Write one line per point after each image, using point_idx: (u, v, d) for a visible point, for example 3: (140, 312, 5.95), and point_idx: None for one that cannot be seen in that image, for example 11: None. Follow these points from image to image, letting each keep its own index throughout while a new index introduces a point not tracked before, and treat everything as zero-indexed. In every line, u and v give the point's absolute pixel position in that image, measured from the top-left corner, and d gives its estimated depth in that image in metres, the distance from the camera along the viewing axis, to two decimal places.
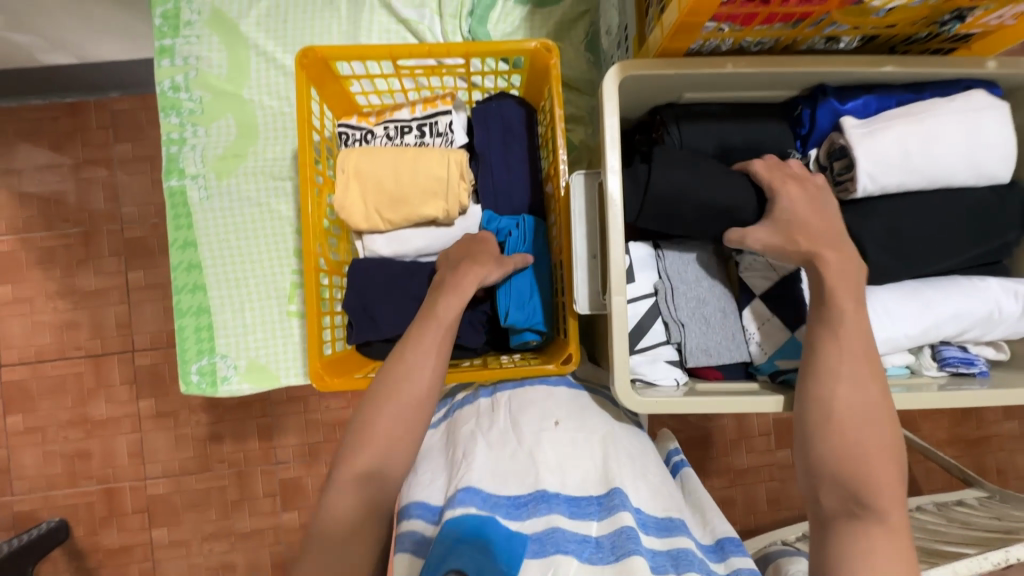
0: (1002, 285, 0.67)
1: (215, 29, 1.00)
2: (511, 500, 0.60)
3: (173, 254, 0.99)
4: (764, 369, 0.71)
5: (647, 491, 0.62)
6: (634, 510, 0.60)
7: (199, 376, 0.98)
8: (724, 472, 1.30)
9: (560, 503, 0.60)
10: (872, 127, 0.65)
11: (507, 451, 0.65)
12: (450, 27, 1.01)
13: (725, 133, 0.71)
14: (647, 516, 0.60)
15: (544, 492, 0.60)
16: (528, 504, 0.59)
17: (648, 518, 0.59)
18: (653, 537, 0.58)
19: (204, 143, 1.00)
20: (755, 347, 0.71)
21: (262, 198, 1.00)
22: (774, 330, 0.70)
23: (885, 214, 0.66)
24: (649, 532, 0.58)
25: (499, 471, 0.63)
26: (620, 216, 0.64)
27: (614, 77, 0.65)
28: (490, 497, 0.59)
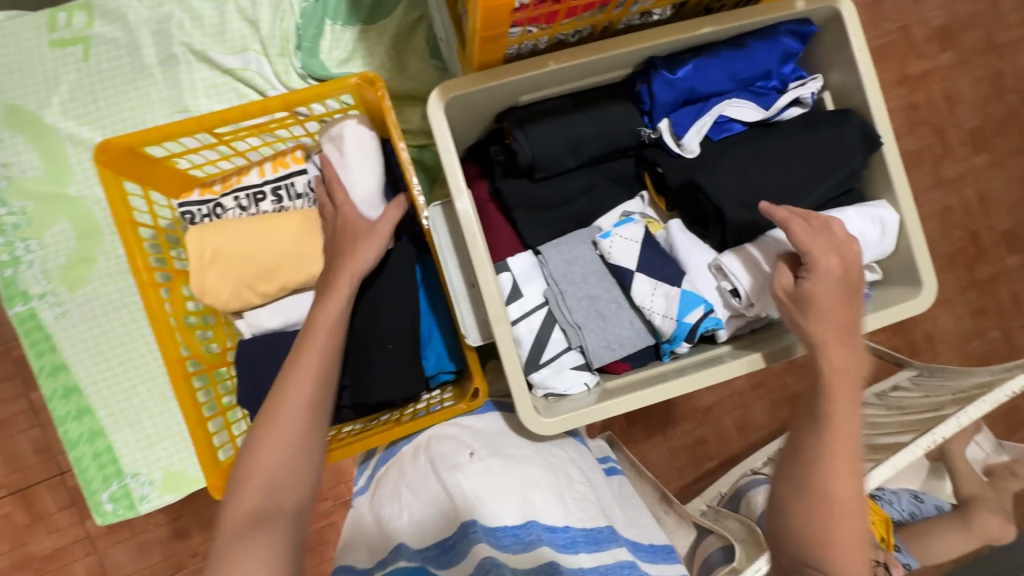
0: (860, 212, 0.68)
1: (16, 129, 0.89)
2: (439, 546, 0.61)
3: (43, 384, 0.89)
4: (677, 336, 0.69)
5: (574, 506, 0.62)
6: (559, 528, 0.60)
7: (113, 503, 0.90)
8: (692, 415, 1.34)
9: (479, 533, 0.58)
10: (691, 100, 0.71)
11: (431, 497, 0.64)
12: (281, 66, 0.94)
13: (572, 127, 0.69)
14: (575, 531, 0.60)
15: (467, 527, 0.58)
16: (453, 549, 0.59)
17: (576, 534, 0.60)
18: (582, 553, 0.58)
19: (42, 256, 0.90)
20: (659, 318, 0.68)
21: (125, 298, 0.91)
22: (668, 294, 0.69)
23: (734, 172, 0.68)
24: (578, 550, 0.58)
25: (426, 524, 0.63)
26: (480, 244, 0.62)
27: (437, 103, 0.61)
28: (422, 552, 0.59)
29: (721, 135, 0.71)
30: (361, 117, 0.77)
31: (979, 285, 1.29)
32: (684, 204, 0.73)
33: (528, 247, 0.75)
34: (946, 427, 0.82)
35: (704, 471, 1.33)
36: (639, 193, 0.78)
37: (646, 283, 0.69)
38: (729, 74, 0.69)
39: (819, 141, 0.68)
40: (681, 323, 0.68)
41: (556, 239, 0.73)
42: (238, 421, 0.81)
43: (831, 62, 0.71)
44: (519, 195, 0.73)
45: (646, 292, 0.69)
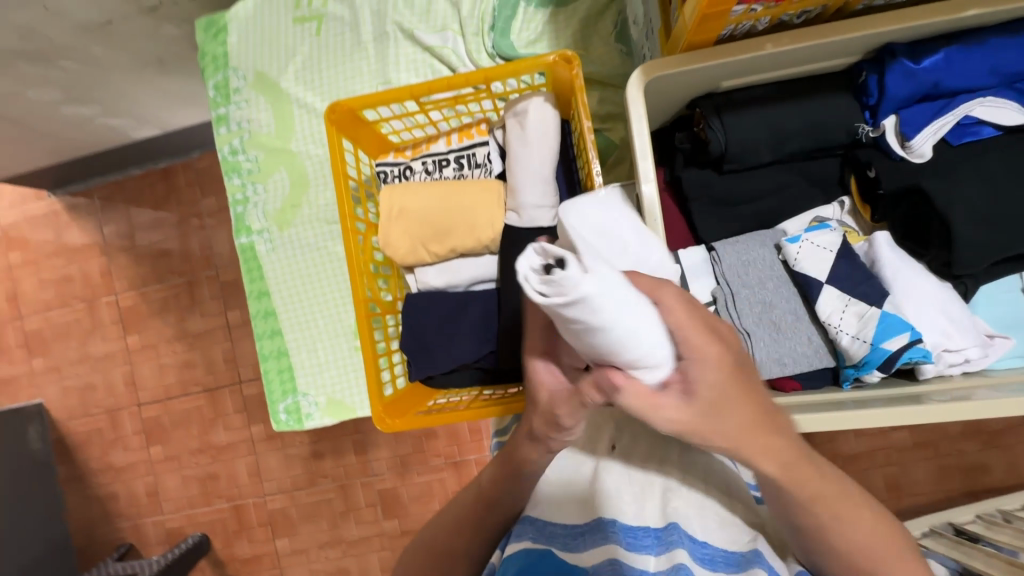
0: None
1: (260, 90, 1.07)
2: (568, 529, 0.60)
3: (251, 304, 1.07)
4: (868, 363, 0.60)
5: (715, 521, 0.58)
6: (699, 541, 0.56)
7: (287, 414, 1.06)
8: (832, 459, 1.20)
9: (618, 532, 0.56)
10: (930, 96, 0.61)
11: (564, 476, 0.64)
12: (474, 45, 1.00)
13: (777, 118, 0.63)
14: (714, 550, 0.56)
15: (602, 521, 0.57)
16: (584, 535, 0.58)
17: (716, 552, 0.56)
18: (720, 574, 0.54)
19: (264, 199, 1.07)
20: (847, 339, 0.61)
21: (319, 243, 1.06)
22: (863, 314, 0.61)
23: (975, 186, 0.59)
24: (716, 569, 0.55)
25: (557, 503, 0.62)
26: (660, 229, 0.60)
27: (638, 82, 0.60)
28: (547, 528, 0.60)
29: (961, 139, 0.61)
30: (548, 94, 0.79)
31: None
32: (899, 216, 0.64)
33: (700, 242, 0.72)
34: None
35: None
36: (839, 199, 0.70)
37: (836, 298, 0.62)
38: (990, 67, 0.57)
39: None
40: (877, 349, 0.59)
41: (735, 238, 0.69)
42: (396, 365, 0.90)
43: None
44: (700, 185, 0.69)
45: (834, 309, 0.62)
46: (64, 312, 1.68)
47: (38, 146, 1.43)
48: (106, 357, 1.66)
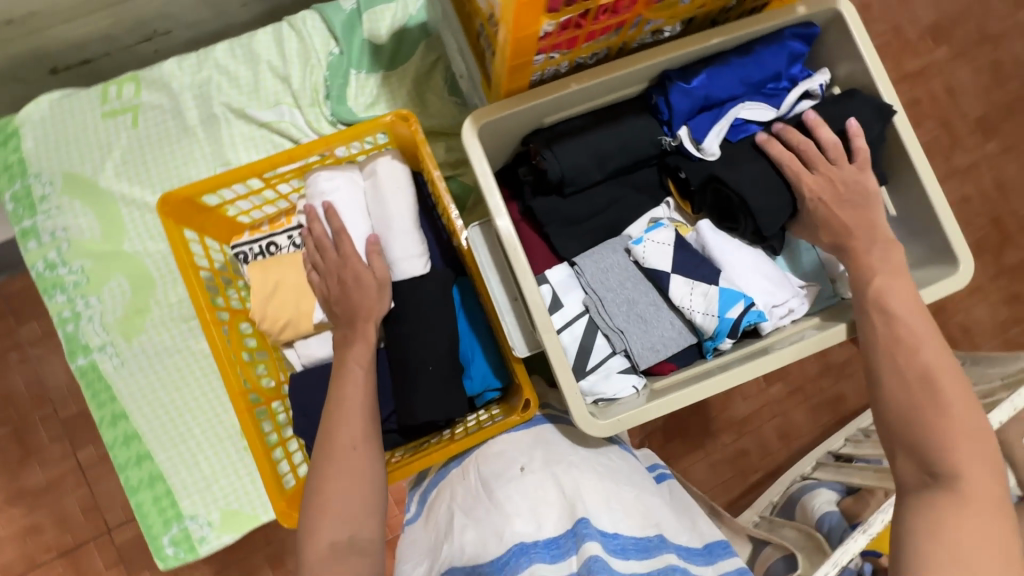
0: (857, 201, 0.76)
1: (74, 193, 0.96)
2: (495, 564, 0.59)
3: (104, 433, 0.93)
4: (720, 333, 0.70)
5: (621, 512, 0.64)
6: (609, 534, 0.60)
7: (175, 546, 0.92)
8: (732, 427, 1.33)
9: (539, 551, 0.60)
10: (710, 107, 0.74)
11: (481, 510, 0.65)
12: (313, 116, 1.01)
13: (596, 142, 0.72)
14: (624, 539, 0.61)
15: (520, 545, 0.60)
16: (507, 562, 0.59)
17: (626, 541, 0.61)
18: (633, 559, 0.59)
19: (100, 310, 0.95)
20: (699, 316, 0.70)
21: (178, 344, 0.96)
22: (706, 293, 0.71)
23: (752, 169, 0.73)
24: (628, 556, 0.59)
25: (478, 543, 0.62)
26: (521, 255, 0.65)
27: (471, 129, 0.66)
28: (476, 570, 0.60)
29: (738, 136, 0.75)
30: (394, 151, 0.82)
31: (1009, 272, 1.28)
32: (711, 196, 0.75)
33: (562, 259, 0.78)
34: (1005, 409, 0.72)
35: (750, 483, 1.32)
36: (664, 200, 0.81)
37: (683, 284, 0.71)
38: (739, 79, 0.72)
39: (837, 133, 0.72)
40: (723, 320, 0.70)
41: (591, 249, 0.76)
42: (294, 452, 0.84)
43: (837, 60, 0.75)
44: (549, 211, 0.76)
45: (684, 293, 0.71)
46: None
47: None
48: None
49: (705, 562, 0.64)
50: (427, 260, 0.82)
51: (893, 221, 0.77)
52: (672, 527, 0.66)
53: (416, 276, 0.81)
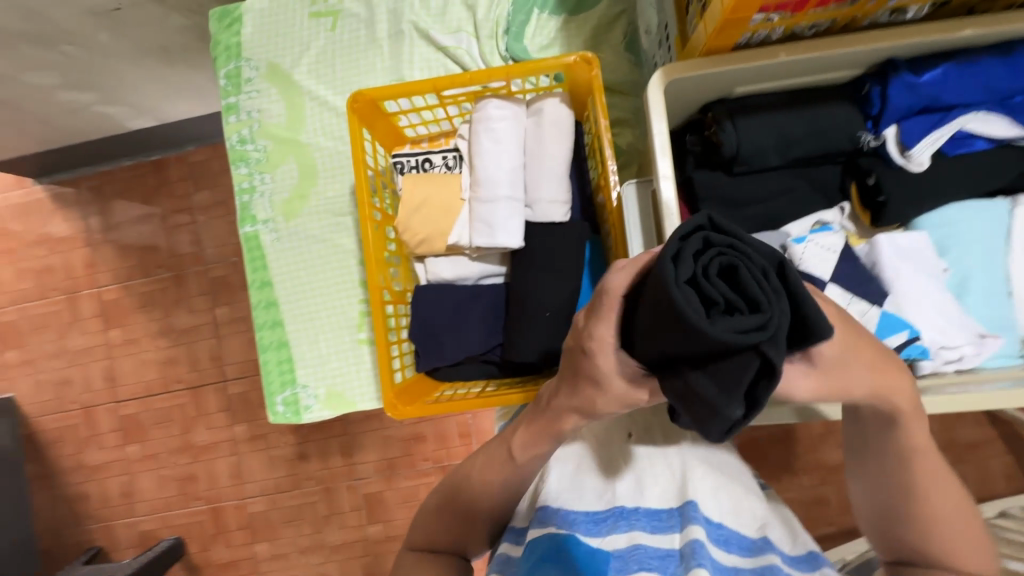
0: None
1: (272, 81, 1.07)
2: (588, 516, 0.60)
3: (253, 293, 1.07)
4: None
5: (727, 505, 0.61)
6: (714, 523, 0.58)
7: (284, 406, 1.05)
8: (815, 470, 1.22)
9: (639, 519, 0.60)
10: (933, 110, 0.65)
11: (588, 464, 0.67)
12: (487, 48, 1.03)
13: (785, 124, 0.67)
14: (728, 531, 0.58)
15: (622, 509, 0.61)
16: (606, 521, 0.60)
17: (730, 534, 0.58)
18: (735, 554, 0.56)
19: (271, 189, 1.07)
20: None
21: (325, 234, 1.06)
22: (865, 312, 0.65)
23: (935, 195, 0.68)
24: (730, 550, 0.57)
25: (578, 491, 0.64)
26: (675, 220, 0.62)
27: (658, 83, 0.63)
28: (568, 515, 0.60)
29: (956, 151, 0.66)
30: (563, 95, 0.82)
31: None
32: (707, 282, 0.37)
33: None
34: None
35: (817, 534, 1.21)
36: (839, 204, 0.73)
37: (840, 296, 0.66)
38: (981, 84, 0.62)
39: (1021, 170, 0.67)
40: None
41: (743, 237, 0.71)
42: (405, 354, 0.91)
43: None
44: (709, 187, 0.72)
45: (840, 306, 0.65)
46: (41, 303, 1.63)
47: (31, 131, 1.40)
48: (85, 351, 1.62)
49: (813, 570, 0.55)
50: (568, 210, 0.82)
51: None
52: (779, 534, 0.59)
53: (556, 223, 0.81)
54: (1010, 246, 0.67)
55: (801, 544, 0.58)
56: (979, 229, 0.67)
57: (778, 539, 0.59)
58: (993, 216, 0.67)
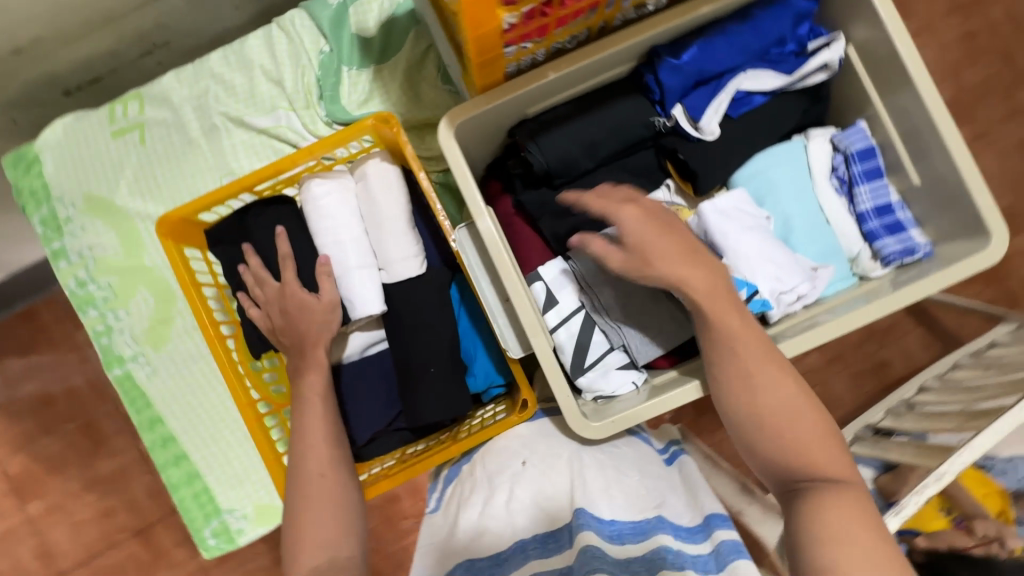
0: (836, 159, 0.72)
1: (95, 213, 1.00)
2: (492, 559, 0.61)
3: (145, 436, 1.00)
4: None
5: (619, 498, 0.63)
6: (606, 520, 0.60)
7: (216, 538, 0.99)
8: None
9: (535, 546, 0.61)
10: (708, 81, 0.69)
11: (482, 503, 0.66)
12: (309, 117, 1.00)
13: (582, 130, 0.69)
14: (621, 524, 0.60)
15: (520, 541, 0.62)
16: (506, 557, 0.61)
17: (623, 526, 0.60)
18: (628, 544, 0.58)
19: (129, 323, 1.00)
20: None
21: (202, 351, 1.00)
22: None
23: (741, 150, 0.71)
24: (624, 541, 0.58)
25: (479, 535, 0.63)
26: (505, 256, 0.63)
27: (446, 131, 0.63)
28: (475, 564, 0.61)
29: (739, 111, 0.70)
30: (382, 152, 0.81)
31: None
32: None
33: (557, 253, 0.75)
34: None
35: None
36: (665, 182, 0.76)
37: None
38: (738, 48, 0.66)
39: (802, 106, 0.72)
40: None
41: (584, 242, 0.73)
42: None
43: (850, 18, 0.67)
44: (540, 204, 0.73)
45: None
46: None
47: None
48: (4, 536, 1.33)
49: (704, 538, 0.58)
50: (422, 261, 0.81)
51: (919, 190, 0.68)
52: (676, 509, 0.63)
53: (414, 277, 0.80)
54: (815, 180, 0.72)
55: (698, 513, 0.62)
56: (784, 175, 0.72)
57: (674, 516, 0.62)
58: (793, 159, 0.72)
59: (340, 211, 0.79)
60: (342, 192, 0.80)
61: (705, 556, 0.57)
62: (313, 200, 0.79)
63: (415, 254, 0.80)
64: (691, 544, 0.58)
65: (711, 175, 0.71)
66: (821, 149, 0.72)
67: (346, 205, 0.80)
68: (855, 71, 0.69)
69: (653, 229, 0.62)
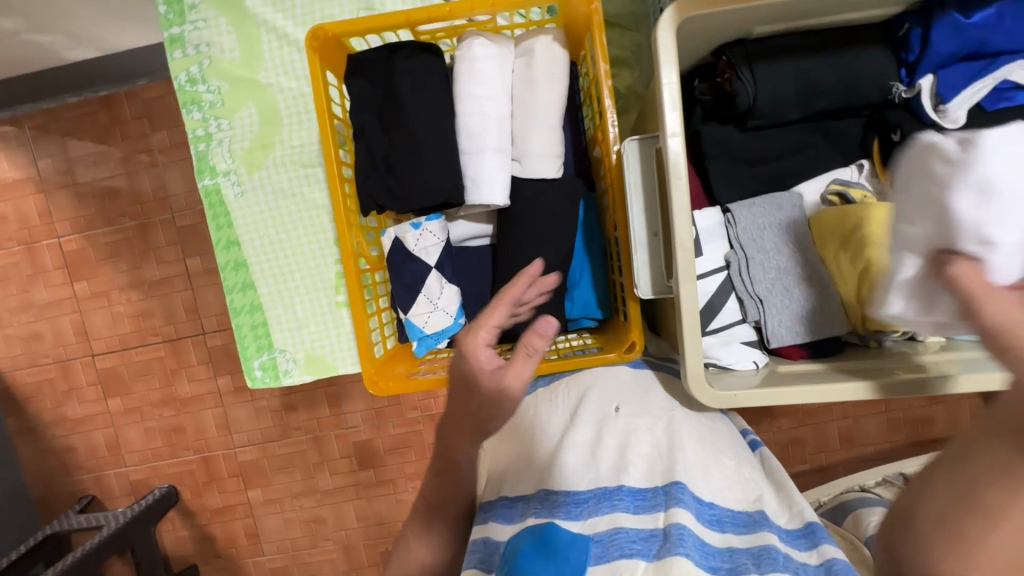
0: None
1: (220, 9, 0.93)
2: (571, 495, 0.56)
3: (219, 254, 0.98)
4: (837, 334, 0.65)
5: (720, 482, 0.57)
6: (706, 502, 0.55)
7: (262, 371, 1.01)
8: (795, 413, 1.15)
9: (623, 499, 0.55)
10: (980, 58, 0.57)
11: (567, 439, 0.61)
12: None
13: (809, 71, 0.59)
14: (721, 511, 0.55)
15: (605, 489, 0.56)
16: (588, 502, 0.55)
17: (723, 513, 0.54)
18: (730, 534, 0.53)
19: (230, 136, 0.96)
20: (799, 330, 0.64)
21: (295, 188, 0.97)
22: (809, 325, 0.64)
23: None
24: (725, 529, 0.53)
25: (560, 467, 0.59)
26: (683, 189, 0.55)
27: (669, 21, 0.54)
28: (550, 496, 0.56)
29: (995, 105, 0.59)
30: (558, 31, 0.72)
31: None
32: None
33: (715, 204, 0.68)
34: None
35: (790, 472, 1.16)
36: (858, 162, 0.67)
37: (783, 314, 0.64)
38: None
39: None
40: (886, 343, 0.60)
41: (752, 199, 0.66)
42: (386, 325, 0.84)
43: None
44: (719, 141, 0.65)
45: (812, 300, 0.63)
46: None
47: None
48: (53, 304, 1.37)
49: (810, 548, 0.52)
50: (560, 165, 0.74)
51: None
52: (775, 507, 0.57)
53: (549, 180, 0.73)
54: None
55: (798, 517, 0.56)
56: None
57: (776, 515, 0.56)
58: None
59: (493, 83, 0.71)
60: (500, 62, 0.71)
61: (811, 566, 0.51)
62: (467, 62, 0.71)
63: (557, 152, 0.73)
64: (794, 550, 0.52)
65: None
66: None
67: (501, 78, 0.72)
68: None
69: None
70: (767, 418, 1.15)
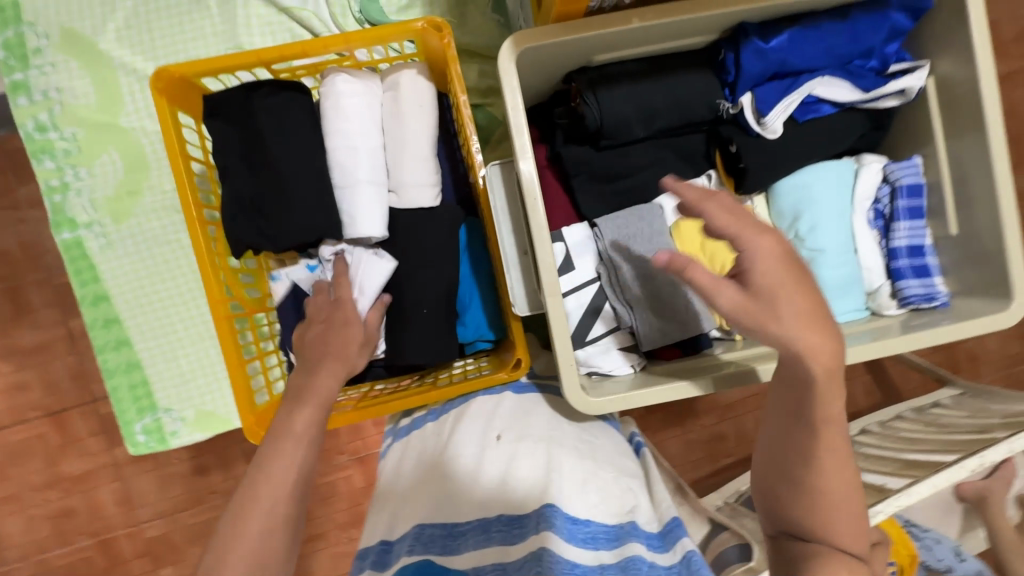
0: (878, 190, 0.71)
1: (71, 53, 0.88)
2: (448, 530, 0.56)
3: (85, 312, 0.90)
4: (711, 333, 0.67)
5: (596, 498, 0.59)
6: (581, 520, 0.55)
7: (145, 435, 0.92)
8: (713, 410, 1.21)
9: (500, 530, 0.55)
10: (785, 76, 0.65)
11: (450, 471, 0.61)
12: (339, 8, 0.90)
13: (646, 94, 0.64)
14: (596, 527, 0.56)
15: (484, 521, 0.56)
16: (466, 535, 0.55)
17: (597, 529, 0.56)
18: (602, 550, 0.54)
19: (90, 185, 0.89)
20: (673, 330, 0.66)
21: (169, 235, 0.91)
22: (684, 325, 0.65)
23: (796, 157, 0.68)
24: (598, 546, 0.54)
25: (442, 502, 0.59)
26: (540, 209, 0.58)
27: (510, 52, 0.57)
28: (426, 533, 0.57)
29: (805, 116, 0.67)
30: (420, 65, 0.74)
31: None
32: None
33: (582, 219, 0.71)
34: (996, 453, 0.75)
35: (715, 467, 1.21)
36: (706, 172, 0.73)
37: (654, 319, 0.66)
38: (824, 48, 0.64)
39: (863, 129, 0.70)
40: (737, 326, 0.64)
41: (616, 213, 0.70)
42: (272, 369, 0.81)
43: (940, 48, 0.64)
44: (579, 161, 0.68)
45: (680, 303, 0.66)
46: None
47: None
48: None
49: (669, 549, 0.56)
50: (437, 193, 0.75)
51: (954, 240, 0.68)
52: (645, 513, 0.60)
53: (425, 209, 0.74)
54: (855, 205, 0.70)
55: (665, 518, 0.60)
56: (825, 194, 0.69)
57: (645, 522, 0.59)
58: (839, 179, 0.69)
59: (359, 117, 0.71)
60: (365, 97, 0.72)
61: (674, 567, 0.54)
62: (330, 99, 0.71)
63: (431, 181, 0.73)
64: (658, 555, 0.55)
65: (761, 176, 0.68)
66: (870, 177, 0.70)
67: (367, 112, 0.72)
68: (926, 106, 0.67)
69: (787, 273, 0.46)
70: (685, 418, 1.20)
